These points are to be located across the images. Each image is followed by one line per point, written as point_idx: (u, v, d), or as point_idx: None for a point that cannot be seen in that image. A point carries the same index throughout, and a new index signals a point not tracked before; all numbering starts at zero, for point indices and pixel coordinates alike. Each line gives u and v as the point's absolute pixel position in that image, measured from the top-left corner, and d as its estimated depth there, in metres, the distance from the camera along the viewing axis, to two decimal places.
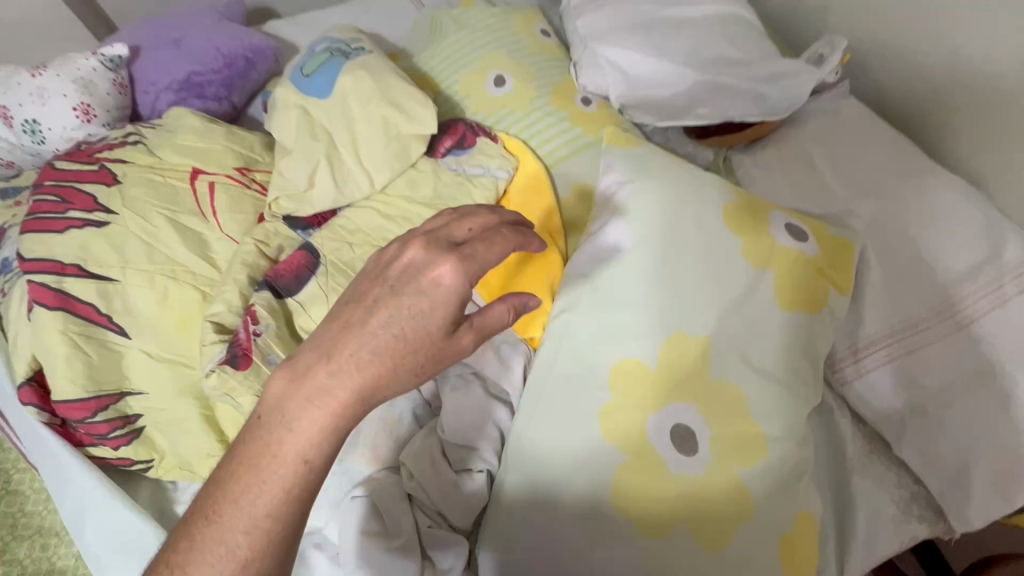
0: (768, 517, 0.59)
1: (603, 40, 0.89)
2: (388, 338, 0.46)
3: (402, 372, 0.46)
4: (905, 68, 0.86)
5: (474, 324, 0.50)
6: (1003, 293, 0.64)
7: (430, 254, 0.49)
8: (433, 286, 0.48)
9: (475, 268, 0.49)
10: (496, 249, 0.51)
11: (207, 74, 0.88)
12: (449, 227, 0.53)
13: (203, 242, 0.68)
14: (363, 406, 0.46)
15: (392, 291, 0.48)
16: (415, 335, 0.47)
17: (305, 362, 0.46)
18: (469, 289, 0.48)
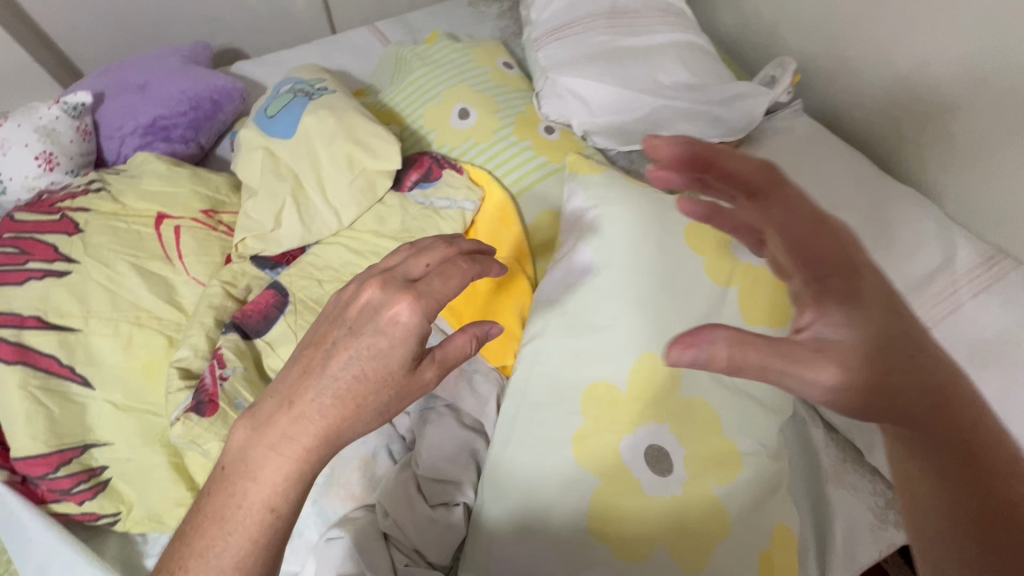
0: (744, 533, 0.60)
1: (563, 69, 0.91)
2: (350, 379, 0.46)
3: (368, 413, 0.47)
4: (853, 87, 0.92)
5: (438, 357, 0.50)
6: (958, 297, 0.74)
7: (387, 293, 0.49)
8: (390, 325, 0.48)
9: (432, 304, 0.49)
10: (452, 280, 0.51)
11: (174, 117, 0.88)
12: (406, 265, 0.53)
13: (170, 286, 0.68)
14: (325, 450, 0.46)
15: (351, 333, 0.48)
16: (377, 374, 0.47)
17: (267, 411, 0.46)
18: (429, 324, 0.48)
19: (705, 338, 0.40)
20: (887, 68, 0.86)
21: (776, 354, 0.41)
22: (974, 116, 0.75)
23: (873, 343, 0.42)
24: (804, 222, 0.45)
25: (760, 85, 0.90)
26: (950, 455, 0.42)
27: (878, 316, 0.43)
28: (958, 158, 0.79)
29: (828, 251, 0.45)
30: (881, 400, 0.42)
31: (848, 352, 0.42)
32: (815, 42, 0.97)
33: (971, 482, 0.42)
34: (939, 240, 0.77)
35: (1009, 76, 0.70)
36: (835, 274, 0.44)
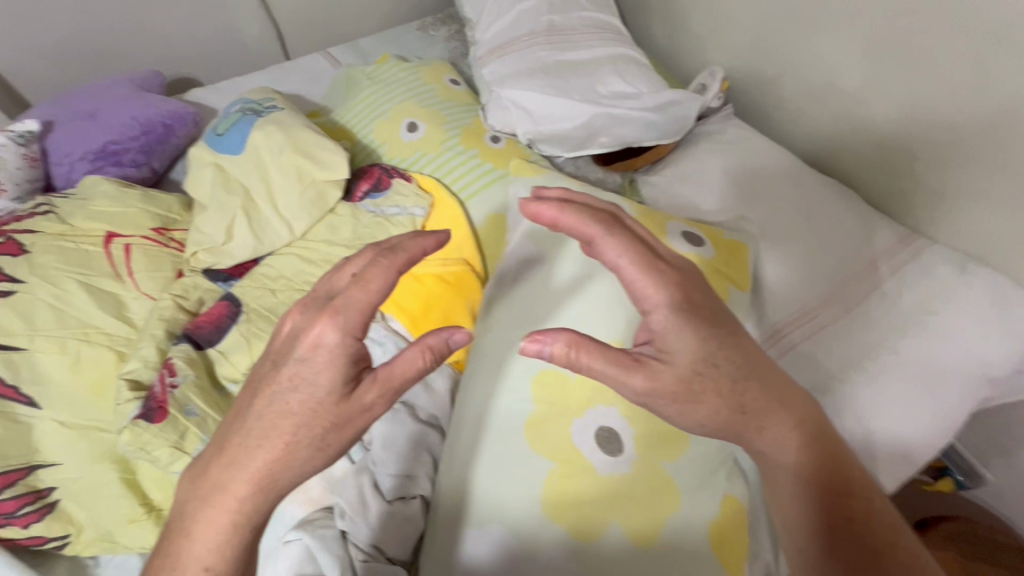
0: (693, 504, 0.62)
1: (506, 84, 0.96)
2: (279, 416, 0.45)
3: (303, 450, 0.45)
4: (775, 92, 1.01)
5: (380, 377, 0.47)
6: (880, 274, 0.79)
7: (309, 315, 0.48)
8: (312, 351, 0.46)
9: (353, 319, 0.46)
10: (376, 286, 0.47)
11: (124, 142, 0.89)
12: (332, 279, 0.50)
13: (120, 303, 0.68)
14: (262, 495, 0.45)
15: (275, 366, 0.47)
16: (303, 407, 0.45)
17: (203, 461, 0.47)
18: (353, 341, 0.46)
19: (548, 336, 0.48)
20: (803, 70, 0.94)
21: (606, 359, 0.48)
22: (882, 109, 0.83)
23: (690, 362, 0.49)
24: (636, 268, 0.50)
25: (689, 93, 0.97)
26: (791, 472, 0.53)
27: (700, 344, 0.50)
28: (871, 146, 0.87)
29: (662, 292, 0.49)
30: (688, 411, 0.50)
31: (666, 366, 0.49)
32: (739, 51, 1.06)
33: (813, 495, 0.52)
34: (861, 221, 0.84)
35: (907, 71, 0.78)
36: (663, 309, 0.50)
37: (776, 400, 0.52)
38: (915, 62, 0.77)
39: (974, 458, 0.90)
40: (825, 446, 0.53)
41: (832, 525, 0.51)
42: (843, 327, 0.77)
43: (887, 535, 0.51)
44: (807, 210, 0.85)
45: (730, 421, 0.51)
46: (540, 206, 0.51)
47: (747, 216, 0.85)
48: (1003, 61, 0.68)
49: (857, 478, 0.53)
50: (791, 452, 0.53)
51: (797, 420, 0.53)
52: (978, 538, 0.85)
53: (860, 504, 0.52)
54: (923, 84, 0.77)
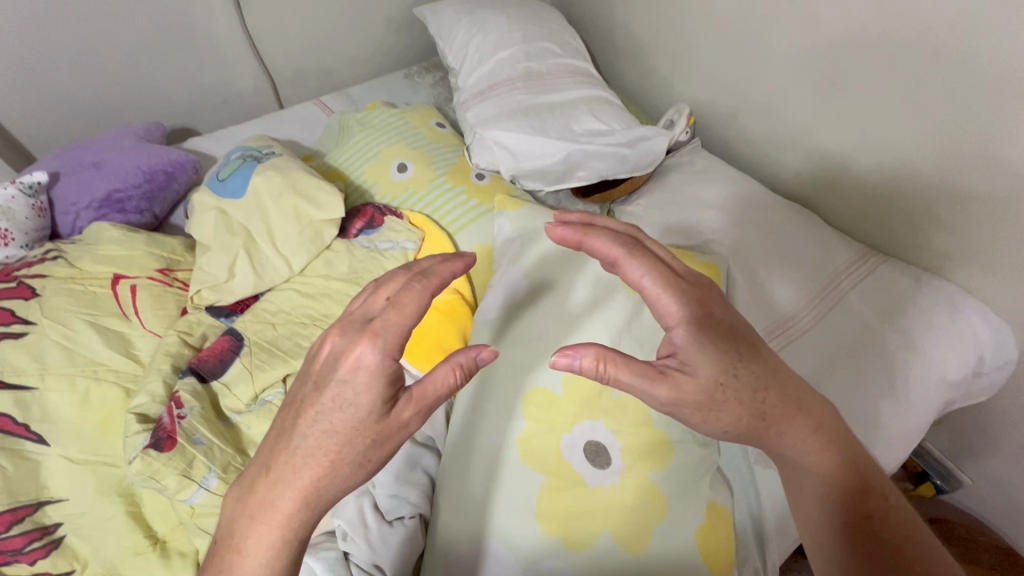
0: (681, 513, 0.65)
1: (489, 125, 1.03)
2: (324, 434, 0.46)
3: (346, 465, 0.46)
4: (736, 125, 1.10)
5: (415, 395, 0.48)
6: (842, 288, 0.85)
7: (347, 338, 0.48)
8: (354, 372, 0.46)
9: (392, 340, 0.47)
10: (410, 309, 0.48)
11: (128, 190, 0.94)
12: (367, 303, 0.51)
13: (127, 341, 0.71)
14: (308, 510, 0.45)
15: (316, 387, 0.47)
16: (344, 426, 0.46)
17: (248, 479, 0.47)
18: (393, 361, 0.47)
19: (578, 350, 0.48)
20: (760, 104, 1.03)
21: (635, 372, 0.49)
22: (833, 140, 0.92)
23: (712, 370, 0.50)
24: (658, 286, 0.51)
25: (658, 129, 1.06)
26: (817, 479, 0.52)
27: (721, 353, 0.50)
28: (828, 170, 0.95)
29: (682, 306, 0.51)
30: (713, 420, 0.50)
31: (689, 376, 0.49)
32: (701, 90, 1.15)
33: (833, 497, 0.52)
34: (823, 239, 0.90)
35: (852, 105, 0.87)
36: (682, 322, 0.50)
37: (794, 405, 0.52)
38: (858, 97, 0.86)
39: (950, 462, 0.95)
40: (846, 449, 0.53)
41: (853, 525, 0.50)
42: (812, 339, 0.82)
43: (908, 532, 0.49)
44: (773, 231, 0.92)
45: (754, 428, 0.51)
46: (567, 229, 0.53)
47: (715, 239, 0.92)
48: (933, 95, 0.76)
49: (874, 479, 0.53)
50: (813, 455, 0.52)
51: (817, 424, 0.52)
52: (958, 539, 0.88)
53: (876, 503, 0.51)
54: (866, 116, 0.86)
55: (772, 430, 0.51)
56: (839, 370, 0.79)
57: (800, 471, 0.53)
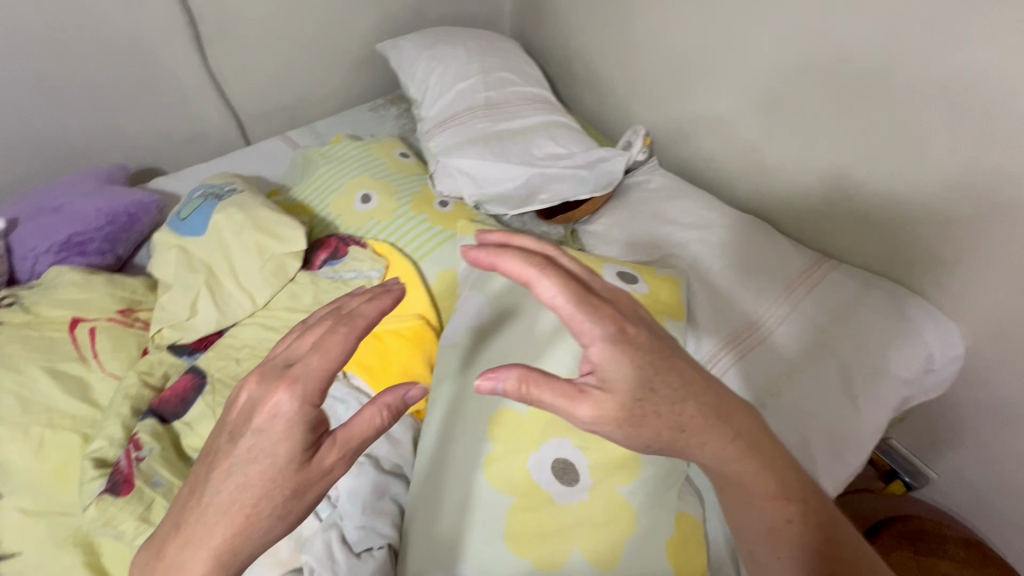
0: (649, 525, 0.66)
1: (451, 153, 1.06)
2: (237, 488, 0.44)
3: (265, 518, 0.44)
4: (688, 144, 1.15)
5: (339, 440, 0.47)
6: (796, 294, 0.87)
7: (265, 385, 0.47)
8: (270, 420, 0.45)
9: (310, 385, 0.46)
10: (334, 353, 0.46)
11: (89, 233, 0.94)
12: (290, 348, 0.50)
13: (85, 385, 0.70)
14: (224, 568, 0.43)
15: (231, 438, 0.46)
16: (259, 478, 0.44)
17: (158, 540, 0.44)
18: (312, 408, 0.45)
19: (500, 372, 0.44)
20: (710, 122, 1.08)
21: (557, 391, 0.45)
22: (778, 153, 0.97)
23: (632, 386, 0.46)
24: (573, 305, 0.45)
25: (616, 150, 1.10)
26: (748, 490, 0.51)
27: (643, 369, 0.47)
28: (776, 183, 1.00)
29: (599, 325, 0.46)
30: (635, 437, 0.47)
31: (610, 395, 0.46)
32: (654, 111, 1.20)
33: (758, 504, 0.51)
34: (778, 247, 0.94)
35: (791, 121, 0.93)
36: (602, 340, 0.46)
37: (716, 415, 0.50)
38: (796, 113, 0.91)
39: (917, 459, 0.97)
40: (772, 459, 0.52)
41: (776, 531, 0.51)
42: (771, 345, 0.84)
43: (823, 534, 0.51)
44: (729, 243, 0.95)
45: (674, 442, 0.48)
46: (478, 250, 0.46)
47: (674, 254, 0.95)
48: (862, 108, 0.82)
49: (796, 484, 0.52)
50: (734, 464, 0.51)
51: (736, 432, 0.50)
52: (930, 533, 0.89)
53: (798, 508, 0.52)
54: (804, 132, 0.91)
55: (691, 442, 0.49)
56: (797, 373, 0.81)
57: (722, 476, 0.52)
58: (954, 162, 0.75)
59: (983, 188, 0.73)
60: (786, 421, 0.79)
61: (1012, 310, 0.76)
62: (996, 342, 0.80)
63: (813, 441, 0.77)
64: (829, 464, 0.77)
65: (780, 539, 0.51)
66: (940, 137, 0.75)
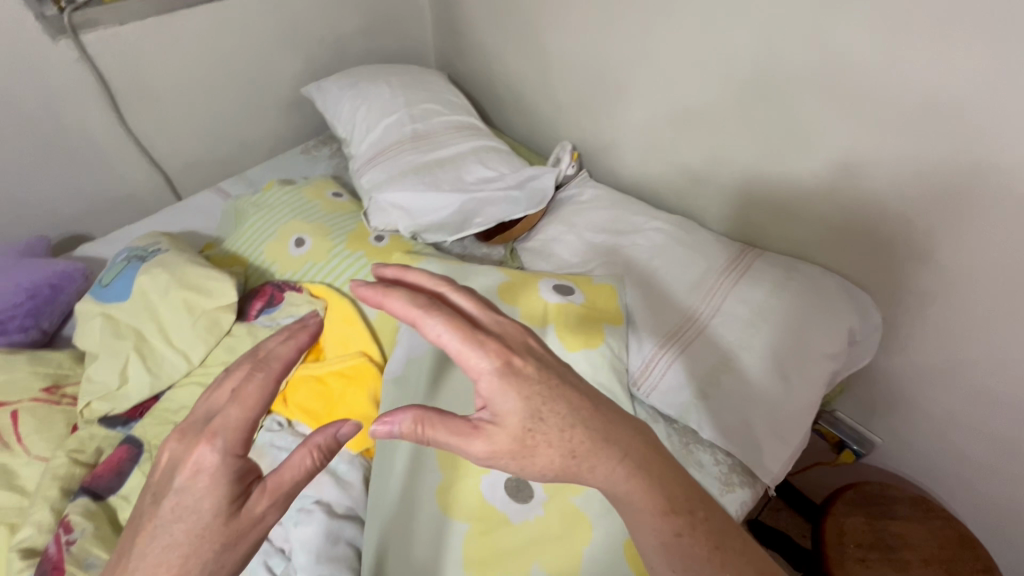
0: (604, 530, 0.66)
1: (382, 188, 1.07)
2: (165, 549, 0.41)
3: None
4: (612, 155, 1.20)
5: (269, 485, 0.45)
6: (726, 287, 0.91)
7: (186, 441, 0.45)
8: (192, 474, 0.43)
9: (232, 433, 0.45)
10: (253, 399, 0.46)
11: (9, 310, 0.90)
12: (211, 401, 0.48)
13: (9, 472, 0.67)
14: None
15: (156, 501, 0.44)
16: (188, 535, 0.42)
17: None
18: (235, 457, 0.44)
19: (394, 417, 0.48)
20: (630, 132, 1.13)
21: (451, 430, 0.48)
22: (695, 154, 1.03)
23: (522, 417, 0.49)
24: (458, 341, 0.49)
25: (545, 168, 1.13)
26: (638, 508, 0.51)
27: (529, 398, 0.49)
28: (697, 183, 1.05)
29: (485, 358, 0.49)
30: (529, 466, 0.49)
31: (501, 427, 0.49)
32: (578, 127, 1.25)
33: (649, 522, 0.51)
34: (706, 243, 0.98)
35: (701, 125, 0.99)
36: (488, 372, 0.49)
37: (602, 438, 0.51)
38: (704, 116, 0.97)
39: (861, 427, 1.02)
40: (658, 474, 0.53)
41: (668, 545, 0.50)
42: (708, 336, 0.86)
43: (713, 541, 0.51)
44: (660, 245, 0.99)
45: (566, 468, 0.50)
46: (370, 290, 0.51)
47: (609, 261, 0.99)
48: (759, 106, 0.89)
49: (682, 495, 0.53)
50: (622, 485, 0.51)
51: (623, 452, 0.51)
52: (880, 496, 0.93)
53: (687, 521, 0.52)
54: (714, 133, 0.97)
55: (583, 467, 0.50)
56: (736, 362, 0.84)
57: (613, 496, 0.52)
58: (846, 146, 0.81)
59: (872, 171, 0.80)
60: (731, 410, 0.82)
61: (917, 276, 0.82)
62: (909, 307, 0.85)
63: (756, 425, 0.81)
64: (775, 445, 0.80)
65: (678, 558, 0.50)
66: (829, 125, 0.82)
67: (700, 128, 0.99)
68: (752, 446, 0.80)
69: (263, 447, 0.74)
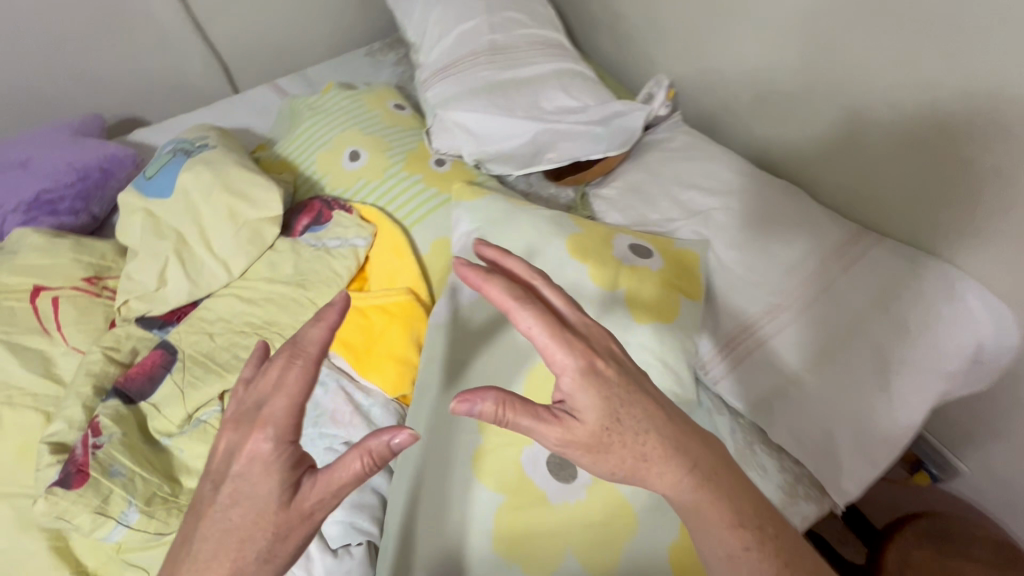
0: (650, 526, 0.60)
1: (450, 105, 0.96)
2: (223, 534, 0.41)
3: (249, 564, 0.40)
4: (714, 96, 1.02)
5: (322, 480, 0.42)
6: (829, 275, 0.76)
7: (237, 427, 0.44)
8: (245, 465, 0.42)
9: (280, 424, 0.43)
10: (297, 388, 0.43)
11: (59, 190, 0.87)
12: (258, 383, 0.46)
13: (48, 360, 0.66)
14: None
15: (213, 485, 0.43)
16: (244, 525, 0.41)
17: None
18: (285, 448, 0.42)
19: (478, 394, 0.43)
20: (742, 68, 0.94)
21: (531, 415, 0.44)
22: (818, 104, 0.83)
23: (606, 415, 0.45)
24: (551, 329, 0.46)
25: (635, 103, 0.97)
26: (702, 518, 0.46)
27: (610, 401, 0.45)
28: (814, 144, 0.86)
29: (577, 349, 0.46)
30: (602, 464, 0.46)
31: (583, 422, 0.45)
32: (678, 57, 1.06)
33: (712, 531, 0.46)
34: (813, 216, 0.82)
35: (830, 69, 0.79)
36: (573, 371, 0.45)
37: (673, 442, 0.47)
38: (837, 59, 0.78)
39: (948, 451, 0.89)
40: (726, 484, 0.48)
41: (735, 560, 0.45)
42: (798, 327, 0.74)
43: (783, 560, 0.46)
44: (754, 212, 0.84)
45: (636, 470, 0.46)
46: (469, 267, 0.47)
47: (695, 224, 0.85)
48: (914, 54, 0.68)
49: (750, 508, 0.47)
50: (687, 492, 0.46)
51: (692, 458, 0.47)
52: (958, 532, 0.82)
53: (755, 535, 0.46)
54: (846, 80, 0.77)
55: (653, 470, 0.46)
56: (826, 365, 0.72)
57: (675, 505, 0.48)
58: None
59: None
60: (812, 416, 0.71)
61: None
62: None
63: (839, 437, 0.70)
64: (856, 464, 0.69)
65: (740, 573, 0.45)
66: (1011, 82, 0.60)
67: (828, 74, 0.79)
68: (830, 460, 0.70)
69: None
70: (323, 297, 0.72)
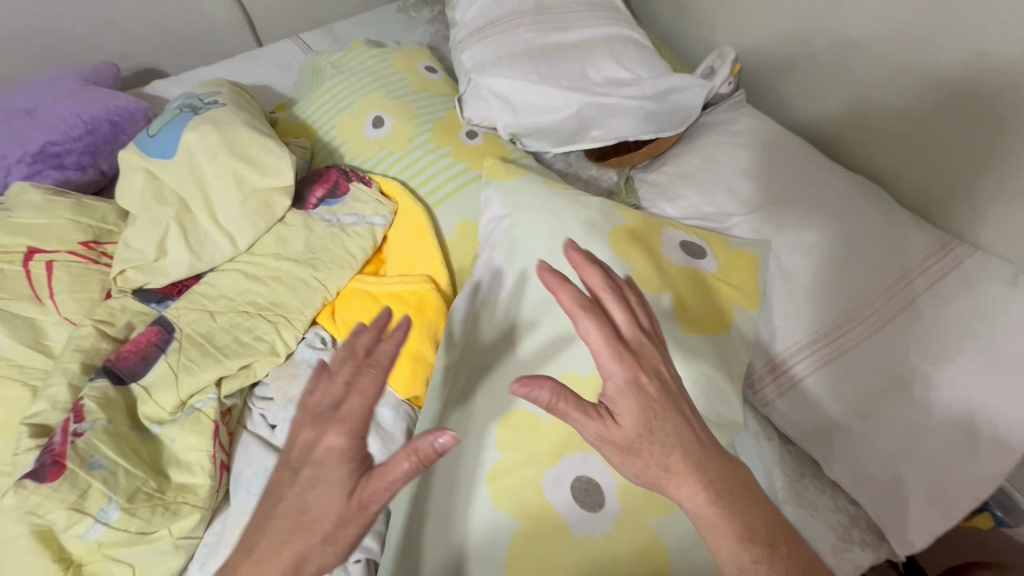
0: (684, 569, 0.52)
1: (486, 70, 0.86)
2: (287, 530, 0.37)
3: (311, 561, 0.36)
4: (785, 71, 0.87)
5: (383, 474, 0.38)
6: (913, 290, 0.64)
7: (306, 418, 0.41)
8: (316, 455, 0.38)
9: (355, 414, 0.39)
10: (372, 377, 0.40)
11: (66, 143, 0.81)
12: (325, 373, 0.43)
13: (38, 330, 0.61)
14: None
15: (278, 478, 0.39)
16: (321, 511, 0.37)
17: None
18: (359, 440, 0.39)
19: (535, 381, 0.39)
20: (824, 38, 0.79)
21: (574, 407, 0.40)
22: (911, 88, 0.69)
23: (643, 421, 0.40)
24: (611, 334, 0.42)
25: (694, 78, 0.86)
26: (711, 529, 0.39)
27: (655, 413, 0.41)
28: (906, 133, 0.72)
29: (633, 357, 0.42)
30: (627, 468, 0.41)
31: (620, 425, 0.41)
32: (746, 24, 0.92)
33: (720, 544, 0.39)
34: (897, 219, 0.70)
35: (935, 45, 0.65)
36: (623, 374, 0.41)
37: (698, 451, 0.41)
38: (946, 33, 0.64)
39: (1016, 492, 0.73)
40: (740, 492, 0.40)
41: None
42: (870, 350, 0.63)
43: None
44: (830, 212, 0.70)
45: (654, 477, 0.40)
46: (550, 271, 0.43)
47: (758, 220, 0.72)
48: None
49: (763, 523, 0.40)
50: (700, 502, 0.40)
51: (710, 467, 0.40)
52: None
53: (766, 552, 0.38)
54: (954, 60, 0.64)
55: (674, 480, 0.40)
56: (900, 398, 0.61)
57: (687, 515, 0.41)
58: None
59: None
60: (878, 454, 0.61)
61: None
62: None
63: (907, 482, 0.60)
64: (926, 513, 0.59)
65: None
66: None
67: (934, 51, 0.66)
68: (893, 505, 0.61)
69: (301, 367, 0.62)
70: (334, 280, 0.65)
